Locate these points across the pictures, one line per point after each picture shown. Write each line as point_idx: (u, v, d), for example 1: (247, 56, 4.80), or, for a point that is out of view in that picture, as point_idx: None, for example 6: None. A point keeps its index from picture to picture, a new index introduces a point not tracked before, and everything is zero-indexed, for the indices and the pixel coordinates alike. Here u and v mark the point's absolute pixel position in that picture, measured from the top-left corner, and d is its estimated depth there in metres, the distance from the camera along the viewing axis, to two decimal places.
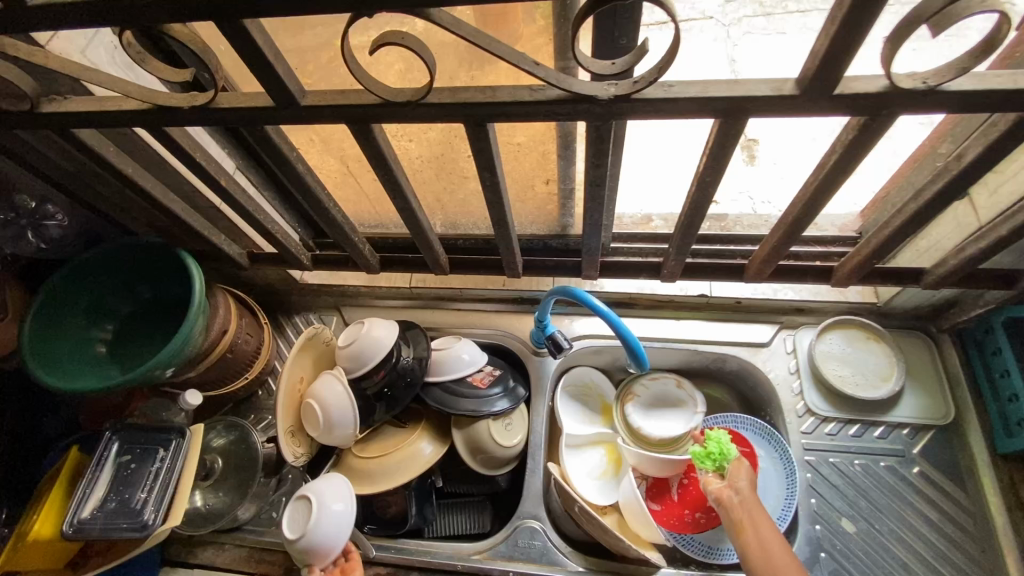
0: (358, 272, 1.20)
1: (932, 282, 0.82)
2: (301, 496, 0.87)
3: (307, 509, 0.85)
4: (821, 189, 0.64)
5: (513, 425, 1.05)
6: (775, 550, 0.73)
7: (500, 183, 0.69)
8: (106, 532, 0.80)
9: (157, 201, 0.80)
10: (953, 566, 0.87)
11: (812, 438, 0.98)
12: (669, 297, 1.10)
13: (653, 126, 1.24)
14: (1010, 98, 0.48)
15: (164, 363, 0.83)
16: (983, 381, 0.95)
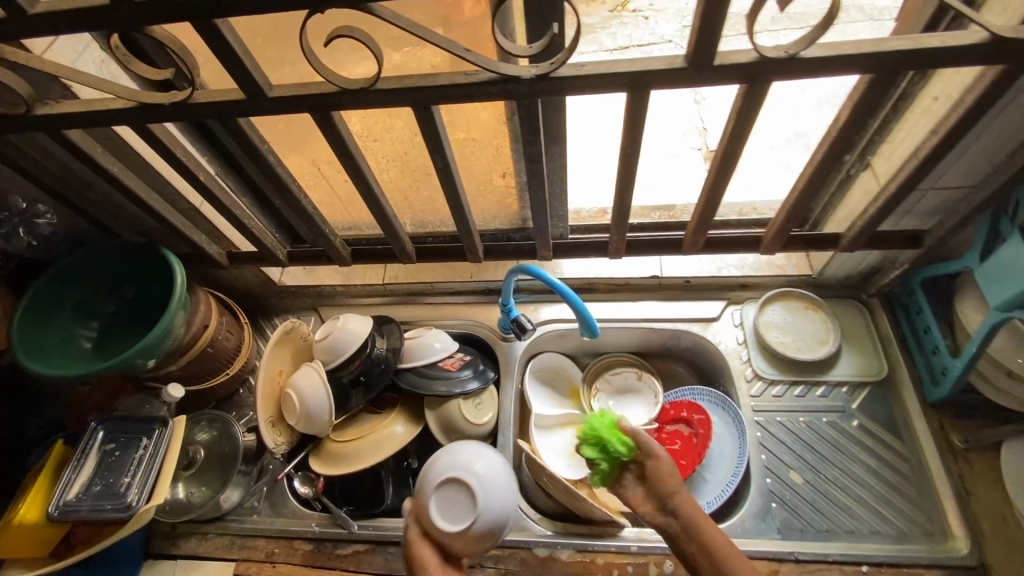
0: (334, 273, 1.27)
1: (847, 244, 0.91)
2: (440, 484, 0.76)
3: (460, 488, 0.75)
4: (728, 155, 0.73)
5: (483, 403, 1.11)
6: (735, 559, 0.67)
7: (450, 164, 0.78)
8: (91, 513, 0.84)
9: (140, 199, 0.87)
10: (894, 509, 0.93)
11: (760, 400, 1.05)
12: (625, 280, 1.18)
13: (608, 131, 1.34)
14: (858, 61, 0.58)
15: (145, 352, 0.89)
16: (911, 338, 1.04)
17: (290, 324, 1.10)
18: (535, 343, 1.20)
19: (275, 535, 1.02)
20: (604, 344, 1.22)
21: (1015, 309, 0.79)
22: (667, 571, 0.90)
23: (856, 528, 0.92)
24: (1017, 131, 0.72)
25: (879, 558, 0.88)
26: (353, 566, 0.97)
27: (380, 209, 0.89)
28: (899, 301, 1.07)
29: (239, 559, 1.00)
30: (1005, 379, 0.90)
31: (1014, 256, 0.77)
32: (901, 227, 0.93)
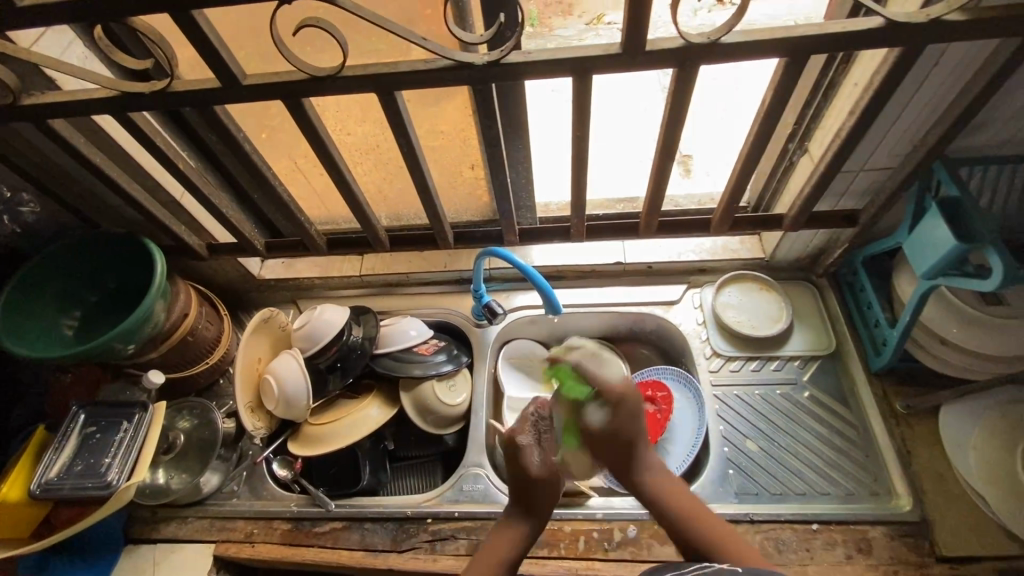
0: (313, 266, 1.31)
1: (789, 224, 0.99)
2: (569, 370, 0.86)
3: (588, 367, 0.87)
4: (669, 137, 0.80)
5: (457, 385, 1.16)
6: (685, 500, 0.77)
7: (415, 149, 0.84)
8: (73, 490, 0.88)
9: (121, 188, 0.92)
10: (843, 472, 0.98)
11: (718, 374, 1.11)
12: (591, 267, 1.24)
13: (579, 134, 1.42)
14: (772, 45, 0.65)
15: (123, 335, 0.92)
16: (856, 314, 1.10)
17: (268, 312, 1.14)
18: (508, 329, 1.25)
19: (254, 517, 1.04)
20: (574, 330, 1.27)
21: (938, 275, 0.85)
22: (630, 535, 0.94)
23: (807, 490, 0.97)
24: (928, 113, 0.80)
25: (828, 516, 0.93)
26: (330, 542, 1.00)
27: (352, 195, 0.94)
28: (845, 280, 1.14)
29: (219, 540, 1.03)
30: (939, 346, 0.98)
31: (931, 229, 0.84)
32: (840, 207, 1.01)
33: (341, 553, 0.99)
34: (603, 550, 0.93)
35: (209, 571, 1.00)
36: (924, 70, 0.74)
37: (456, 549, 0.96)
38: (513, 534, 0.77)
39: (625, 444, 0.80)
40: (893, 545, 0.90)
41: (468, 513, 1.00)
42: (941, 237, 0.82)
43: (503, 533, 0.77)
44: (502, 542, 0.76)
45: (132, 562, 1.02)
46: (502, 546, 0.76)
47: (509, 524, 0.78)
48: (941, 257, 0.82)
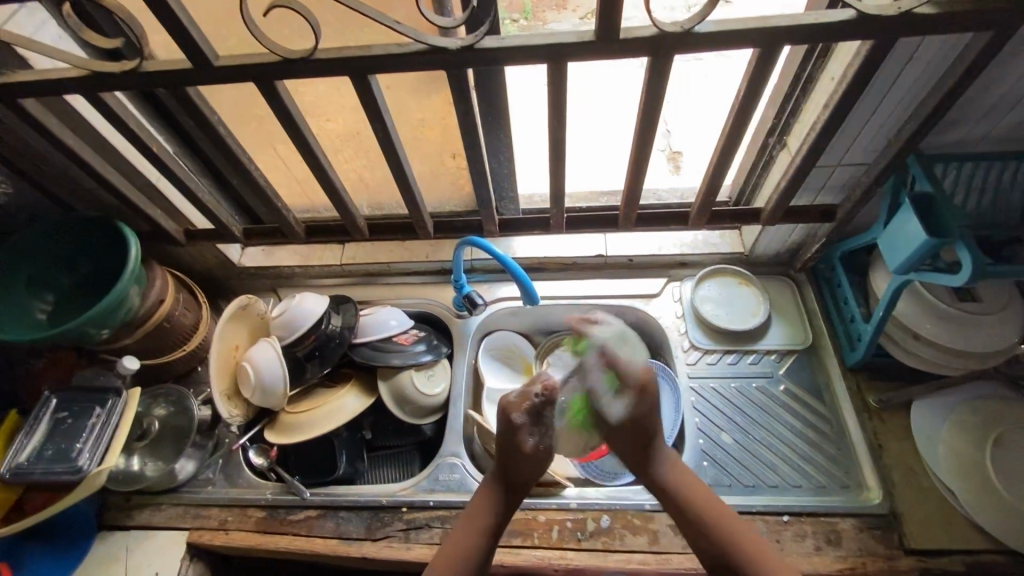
0: (293, 255, 1.30)
1: (766, 218, 0.99)
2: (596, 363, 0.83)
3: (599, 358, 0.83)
4: (645, 128, 0.80)
5: (436, 375, 1.16)
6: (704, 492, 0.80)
7: (391, 134, 0.83)
8: (43, 475, 0.87)
9: (95, 171, 0.91)
10: (815, 465, 0.99)
11: (695, 367, 1.12)
12: (572, 259, 1.24)
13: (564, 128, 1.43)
14: (745, 35, 0.65)
15: (95, 319, 0.91)
16: (832, 309, 1.11)
17: (246, 300, 1.13)
18: (489, 321, 1.24)
19: (228, 504, 1.04)
20: (556, 322, 1.28)
21: (910, 271, 0.85)
22: (603, 525, 0.94)
23: (778, 482, 0.98)
24: (902, 109, 0.81)
25: (799, 508, 0.94)
26: (304, 530, 1.00)
27: (328, 181, 0.94)
28: (823, 275, 1.15)
29: (193, 527, 1.02)
30: (913, 342, 0.98)
31: (903, 226, 0.84)
32: (817, 202, 1.01)
33: (315, 541, 0.99)
34: (576, 540, 0.94)
35: (182, 558, 1.00)
36: (898, 65, 0.74)
37: (431, 538, 0.97)
38: (494, 503, 0.80)
39: (639, 433, 0.81)
40: (862, 537, 0.91)
41: (443, 502, 1.00)
42: (912, 233, 0.82)
43: (482, 497, 0.81)
44: (482, 507, 0.80)
45: (104, 549, 1.01)
46: (482, 509, 0.80)
47: (490, 491, 0.81)
48: (911, 253, 0.83)
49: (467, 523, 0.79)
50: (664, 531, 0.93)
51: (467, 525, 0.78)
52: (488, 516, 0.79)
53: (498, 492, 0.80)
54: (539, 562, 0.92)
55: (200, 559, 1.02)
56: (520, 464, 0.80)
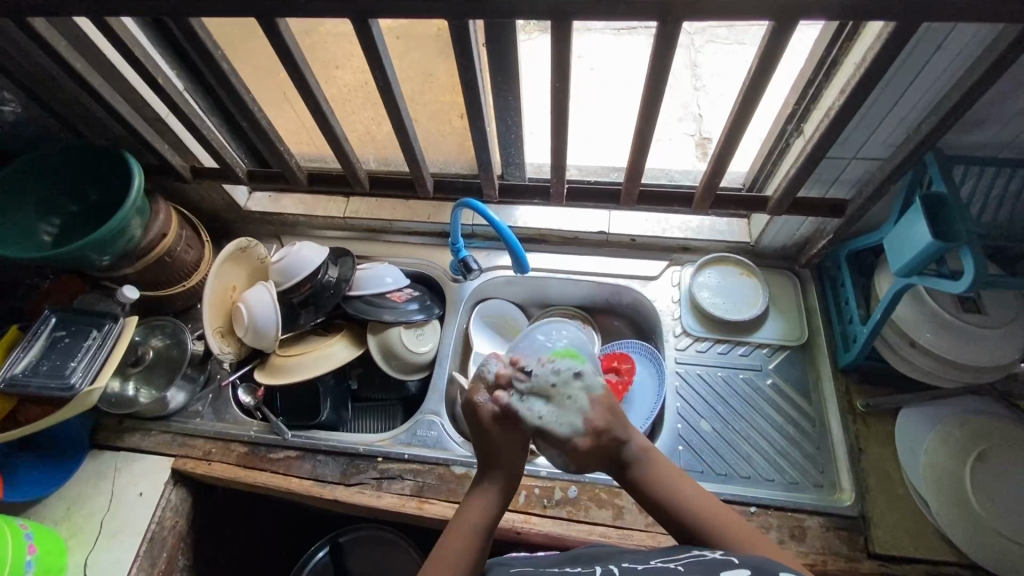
0: (298, 203, 1.31)
1: (771, 207, 0.97)
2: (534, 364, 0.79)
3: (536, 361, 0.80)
4: (650, 100, 0.78)
5: (425, 334, 1.17)
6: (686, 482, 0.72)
7: (391, 84, 0.83)
8: (38, 388, 0.91)
9: (102, 98, 0.92)
10: (791, 461, 0.99)
11: (683, 353, 1.11)
12: (574, 234, 1.23)
13: (582, 102, 1.40)
14: (756, 6, 0.62)
15: (94, 246, 0.93)
16: (833, 308, 1.09)
17: (245, 242, 1.14)
18: (484, 287, 1.24)
19: (214, 437, 1.08)
20: (552, 296, 1.28)
21: (913, 273, 0.82)
22: (570, 496, 0.96)
23: (751, 474, 0.98)
24: (925, 102, 0.77)
25: (767, 500, 0.94)
26: (282, 469, 1.03)
27: (329, 128, 0.93)
28: (828, 273, 1.12)
29: (178, 454, 1.06)
30: (908, 348, 0.95)
31: (910, 227, 0.81)
32: (828, 196, 0.98)
33: (292, 480, 1.02)
34: (542, 506, 0.95)
35: (166, 482, 1.04)
36: (925, 54, 0.71)
37: (401, 489, 0.99)
38: (480, 509, 0.71)
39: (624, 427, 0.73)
40: (826, 535, 0.90)
41: (416, 456, 1.02)
42: (917, 235, 0.79)
43: (468, 508, 0.71)
44: (469, 515, 0.70)
45: (95, 466, 1.06)
46: (469, 521, 0.70)
47: (476, 499, 0.72)
48: (915, 255, 0.80)
49: (451, 534, 0.68)
50: (629, 507, 0.94)
51: (453, 536, 0.68)
52: (477, 521, 0.70)
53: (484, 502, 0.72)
54: (503, 522, 0.94)
55: (184, 485, 1.07)
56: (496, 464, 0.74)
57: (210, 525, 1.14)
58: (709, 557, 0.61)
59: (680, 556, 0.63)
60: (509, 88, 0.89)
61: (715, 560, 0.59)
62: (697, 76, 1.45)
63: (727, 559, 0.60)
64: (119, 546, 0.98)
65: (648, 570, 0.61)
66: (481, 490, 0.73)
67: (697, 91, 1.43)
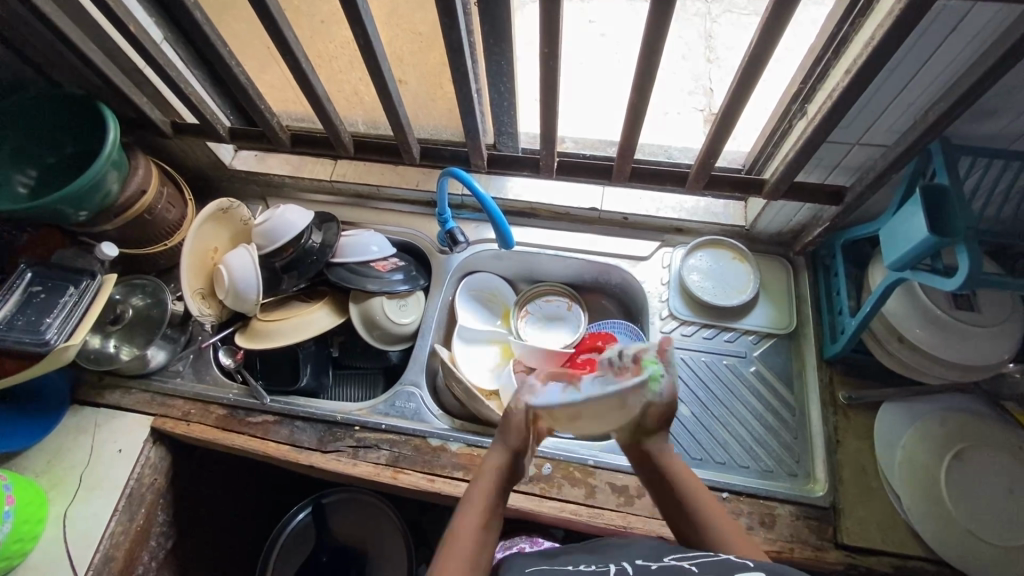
0: (284, 164, 1.28)
1: (767, 191, 0.93)
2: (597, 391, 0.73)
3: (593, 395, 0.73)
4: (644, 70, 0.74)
5: (408, 306, 1.16)
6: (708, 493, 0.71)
7: (372, 43, 0.78)
8: (12, 342, 0.90)
9: (74, 45, 0.88)
10: (767, 449, 0.98)
11: (668, 336, 1.10)
12: (566, 209, 1.20)
13: (585, 72, 1.34)
14: None
15: (68, 199, 0.91)
16: (823, 297, 1.06)
17: (226, 202, 1.11)
18: (472, 260, 1.22)
19: (193, 398, 1.08)
20: (541, 272, 1.26)
21: (906, 268, 0.80)
22: (544, 473, 0.96)
23: (726, 460, 0.98)
24: (934, 85, 0.73)
25: (740, 487, 0.94)
26: (260, 433, 1.04)
27: (310, 87, 0.89)
28: (822, 261, 1.09)
29: (157, 414, 1.07)
30: (895, 343, 0.94)
31: (908, 218, 0.78)
32: (827, 182, 0.95)
33: (269, 444, 1.02)
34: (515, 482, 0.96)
35: (145, 440, 1.05)
36: (938, 35, 0.67)
37: (377, 458, 0.99)
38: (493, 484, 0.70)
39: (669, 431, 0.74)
40: (795, 524, 0.91)
41: (394, 427, 1.02)
42: (915, 226, 0.76)
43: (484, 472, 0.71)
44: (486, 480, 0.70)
45: (75, 422, 1.06)
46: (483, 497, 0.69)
47: (488, 471, 0.72)
48: (910, 249, 0.77)
49: (466, 509, 0.67)
50: (601, 487, 0.94)
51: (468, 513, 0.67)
52: (488, 490, 0.69)
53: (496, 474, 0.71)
54: None
55: (163, 444, 1.07)
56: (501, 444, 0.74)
57: (191, 482, 1.16)
58: (724, 558, 0.59)
59: (694, 556, 0.61)
60: (501, 51, 0.84)
61: (728, 561, 0.58)
62: (710, 46, 1.30)
63: (743, 562, 0.58)
64: (97, 500, 0.99)
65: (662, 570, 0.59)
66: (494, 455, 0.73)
67: (709, 64, 1.30)
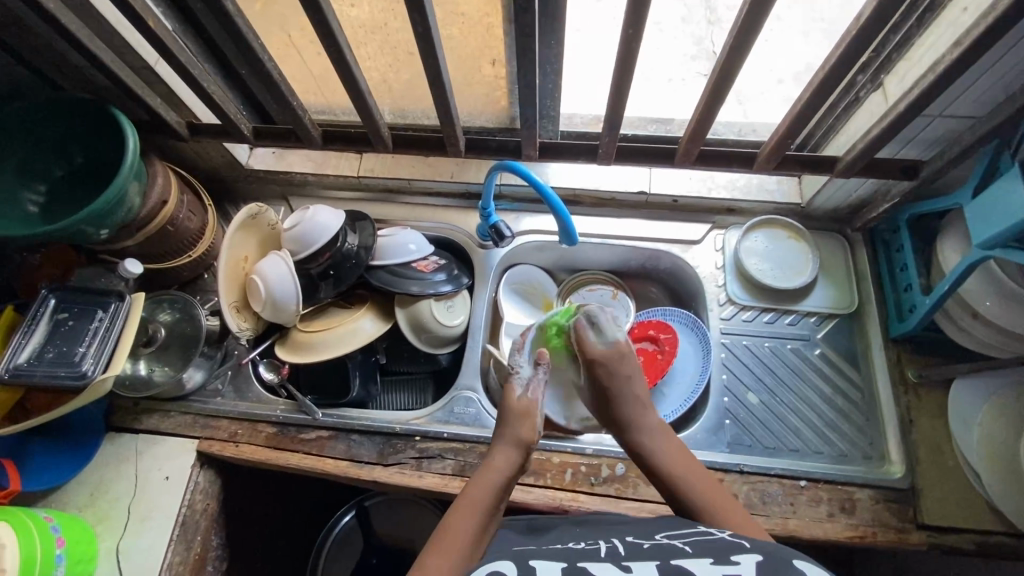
0: (306, 160, 1.19)
1: (841, 169, 0.89)
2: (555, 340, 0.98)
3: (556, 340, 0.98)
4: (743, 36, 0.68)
5: (455, 306, 1.10)
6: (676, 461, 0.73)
7: (430, 29, 0.71)
8: (44, 378, 0.83)
9: (83, 46, 0.78)
10: (839, 432, 0.97)
11: (728, 323, 1.07)
12: (612, 194, 1.14)
13: None
14: None
15: (92, 217, 0.83)
16: (886, 274, 1.04)
17: (256, 208, 1.04)
18: (514, 253, 1.17)
19: (239, 417, 1.02)
20: (585, 260, 1.21)
21: (997, 247, 0.77)
22: (618, 473, 0.94)
23: (799, 447, 0.96)
24: None
25: (818, 474, 0.92)
26: (315, 450, 0.99)
27: (352, 79, 0.81)
28: (882, 237, 1.06)
29: (202, 437, 1.01)
30: (969, 319, 0.91)
31: (1005, 196, 0.74)
32: (899, 157, 0.91)
33: (326, 461, 0.98)
34: (589, 484, 0.93)
35: (192, 465, 0.99)
36: None
37: (443, 469, 0.96)
38: (497, 480, 0.70)
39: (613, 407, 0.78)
40: (876, 508, 0.90)
41: (457, 435, 0.98)
42: (1013, 204, 0.73)
43: (498, 459, 0.72)
44: (497, 467, 0.71)
45: (114, 450, 1.00)
46: (481, 497, 0.67)
47: (498, 462, 0.72)
48: (1007, 227, 0.74)
49: (463, 502, 0.66)
50: None
51: (458, 513, 0.65)
52: (498, 477, 0.70)
53: (503, 472, 0.71)
54: (549, 500, 0.92)
55: (211, 467, 1.02)
56: (503, 451, 0.73)
57: (239, 499, 1.11)
58: (717, 540, 0.59)
59: (687, 534, 0.62)
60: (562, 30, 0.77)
61: (726, 546, 0.57)
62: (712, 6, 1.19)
63: (739, 543, 0.58)
64: (150, 532, 0.94)
65: (654, 549, 0.59)
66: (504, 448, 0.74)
67: (711, 25, 1.19)
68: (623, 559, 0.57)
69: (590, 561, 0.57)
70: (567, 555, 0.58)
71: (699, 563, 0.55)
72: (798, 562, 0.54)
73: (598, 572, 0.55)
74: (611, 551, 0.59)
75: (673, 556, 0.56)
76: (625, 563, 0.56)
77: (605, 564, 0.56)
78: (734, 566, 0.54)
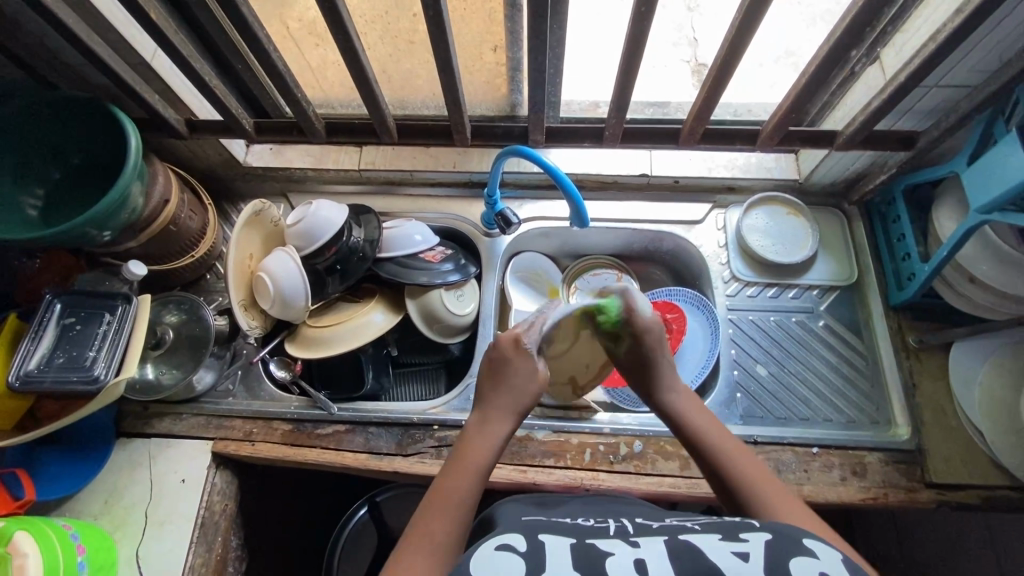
0: (305, 155, 1.18)
1: (842, 142, 0.91)
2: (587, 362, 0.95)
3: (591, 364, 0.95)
4: (752, 13, 0.69)
5: (465, 296, 1.11)
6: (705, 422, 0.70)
7: (443, 14, 0.71)
8: (56, 383, 0.81)
9: (79, 40, 0.76)
10: (846, 400, 1.00)
11: (734, 299, 1.09)
12: (615, 177, 1.15)
13: None
14: None
15: (95, 219, 0.81)
16: (884, 244, 1.06)
17: (259, 205, 1.02)
18: (519, 241, 1.17)
19: (253, 416, 1.02)
20: (588, 245, 1.22)
21: (995, 210, 0.79)
22: (637, 450, 0.95)
23: (810, 415, 0.99)
24: None
25: (828, 441, 0.95)
26: (332, 444, 0.99)
27: (359, 67, 0.80)
28: (878, 210, 1.09)
29: (216, 437, 1.00)
30: (967, 285, 0.94)
31: (1002, 159, 0.77)
32: (896, 128, 0.93)
33: (345, 455, 0.98)
34: (609, 462, 0.95)
35: (209, 466, 0.98)
36: None
37: None
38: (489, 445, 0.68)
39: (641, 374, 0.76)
40: (886, 470, 0.93)
41: None
42: (1010, 167, 0.76)
43: (493, 419, 0.70)
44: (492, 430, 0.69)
45: (127, 455, 0.99)
46: (474, 460, 0.66)
47: (491, 425, 0.70)
48: (1005, 190, 0.76)
49: (456, 471, 0.65)
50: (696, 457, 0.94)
51: (453, 483, 0.64)
52: (491, 443, 0.68)
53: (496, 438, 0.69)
54: (571, 481, 0.93)
55: (227, 467, 1.01)
56: (502, 410, 0.71)
57: (256, 499, 1.10)
58: (725, 520, 0.59)
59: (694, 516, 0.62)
60: None
61: (734, 524, 0.57)
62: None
63: (748, 522, 0.57)
64: (170, 535, 0.93)
65: (664, 529, 0.59)
66: (497, 410, 0.71)
67: (690, 12, 1.23)
68: (632, 537, 0.58)
69: (598, 539, 0.57)
70: (575, 533, 0.58)
71: (706, 539, 0.55)
72: (809, 540, 0.53)
73: (607, 547, 0.55)
74: (620, 530, 0.59)
75: (681, 533, 0.57)
76: (632, 540, 0.57)
77: (615, 541, 0.57)
78: (741, 543, 0.53)
